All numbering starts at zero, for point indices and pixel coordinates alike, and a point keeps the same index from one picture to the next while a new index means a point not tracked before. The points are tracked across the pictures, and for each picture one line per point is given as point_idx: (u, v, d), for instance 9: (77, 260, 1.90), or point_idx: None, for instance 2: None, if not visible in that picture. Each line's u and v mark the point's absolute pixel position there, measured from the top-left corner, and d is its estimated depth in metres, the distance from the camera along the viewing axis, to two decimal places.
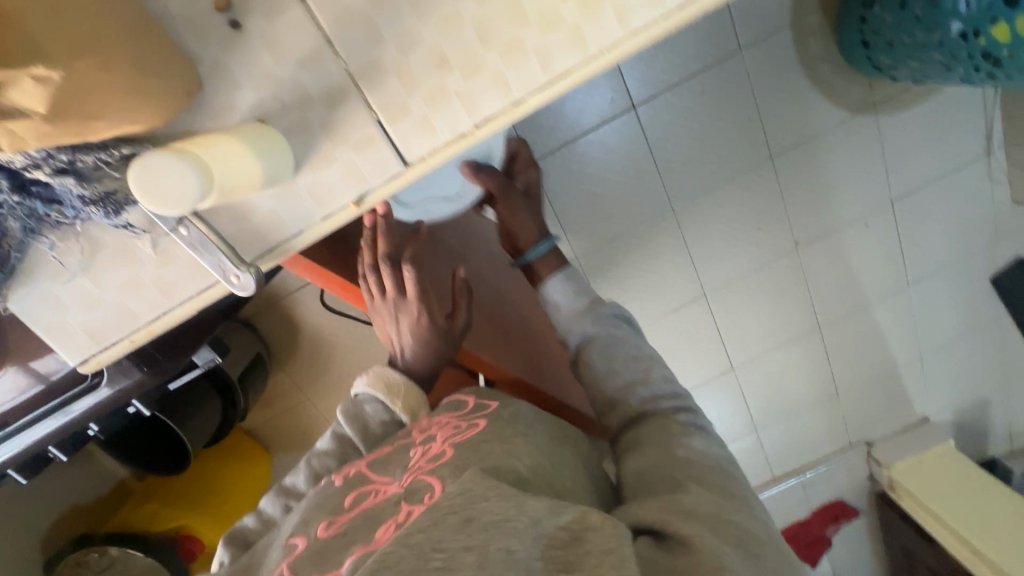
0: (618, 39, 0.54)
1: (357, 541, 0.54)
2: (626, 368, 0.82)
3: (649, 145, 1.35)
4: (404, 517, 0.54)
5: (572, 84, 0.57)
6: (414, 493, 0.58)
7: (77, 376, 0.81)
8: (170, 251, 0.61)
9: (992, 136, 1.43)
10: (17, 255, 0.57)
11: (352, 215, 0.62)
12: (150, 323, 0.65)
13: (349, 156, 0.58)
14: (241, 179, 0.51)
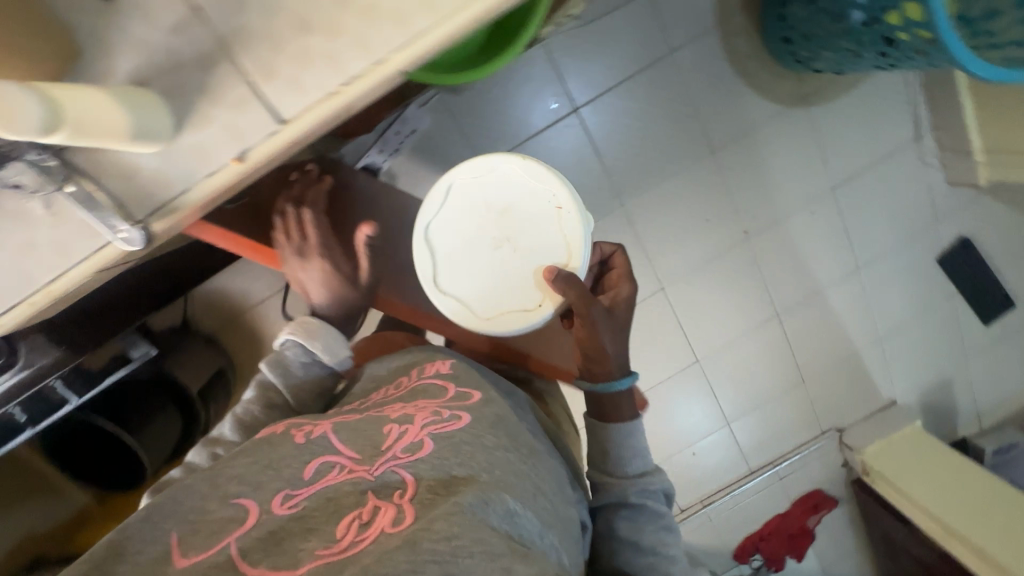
0: None
1: (315, 538, 0.51)
2: (652, 545, 0.79)
3: (593, 144, 1.40)
4: (367, 515, 0.52)
5: (445, 36, 0.51)
6: (385, 488, 0.56)
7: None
8: (63, 209, 0.56)
9: (919, 123, 1.51)
10: None
11: (236, 174, 0.56)
12: (49, 284, 0.59)
13: (226, 115, 0.54)
14: (105, 124, 0.48)
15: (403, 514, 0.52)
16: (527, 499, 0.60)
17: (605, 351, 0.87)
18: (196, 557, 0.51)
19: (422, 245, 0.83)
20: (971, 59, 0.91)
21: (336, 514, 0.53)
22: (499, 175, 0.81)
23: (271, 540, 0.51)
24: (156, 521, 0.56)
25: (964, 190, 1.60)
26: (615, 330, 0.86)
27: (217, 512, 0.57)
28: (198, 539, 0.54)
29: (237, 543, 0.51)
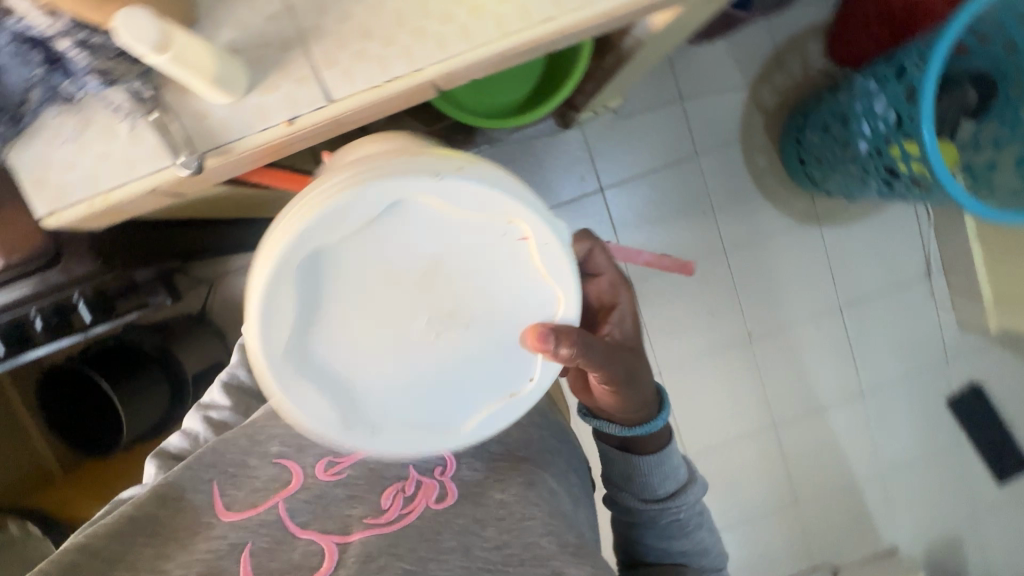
0: (553, 14, 0.50)
1: (362, 505, 0.66)
2: (693, 554, 0.80)
3: (613, 223, 1.49)
4: (411, 490, 0.67)
5: (521, 47, 0.51)
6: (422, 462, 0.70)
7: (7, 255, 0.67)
8: (141, 136, 0.49)
9: (930, 260, 1.56)
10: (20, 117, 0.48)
11: (284, 136, 0.50)
12: (110, 192, 0.50)
13: (291, 87, 0.49)
14: (196, 61, 0.42)
15: (445, 490, 0.68)
16: (557, 474, 0.73)
17: (634, 408, 0.73)
18: (243, 513, 0.65)
19: (313, 383, 0.55)
20: (962, 193, 0.97)
21: (380, 484, 0.68)
22: (363, 221, 0.50)
23: (316, 504, 0.66)
24: (199, 468, 0.68)
25: (976, 335, 1.59)
26: (636, 379, 0.70)
27: (260, 469, 0.69)
28: (239, 494, 0.67)
29: (285, 506, 0.65)
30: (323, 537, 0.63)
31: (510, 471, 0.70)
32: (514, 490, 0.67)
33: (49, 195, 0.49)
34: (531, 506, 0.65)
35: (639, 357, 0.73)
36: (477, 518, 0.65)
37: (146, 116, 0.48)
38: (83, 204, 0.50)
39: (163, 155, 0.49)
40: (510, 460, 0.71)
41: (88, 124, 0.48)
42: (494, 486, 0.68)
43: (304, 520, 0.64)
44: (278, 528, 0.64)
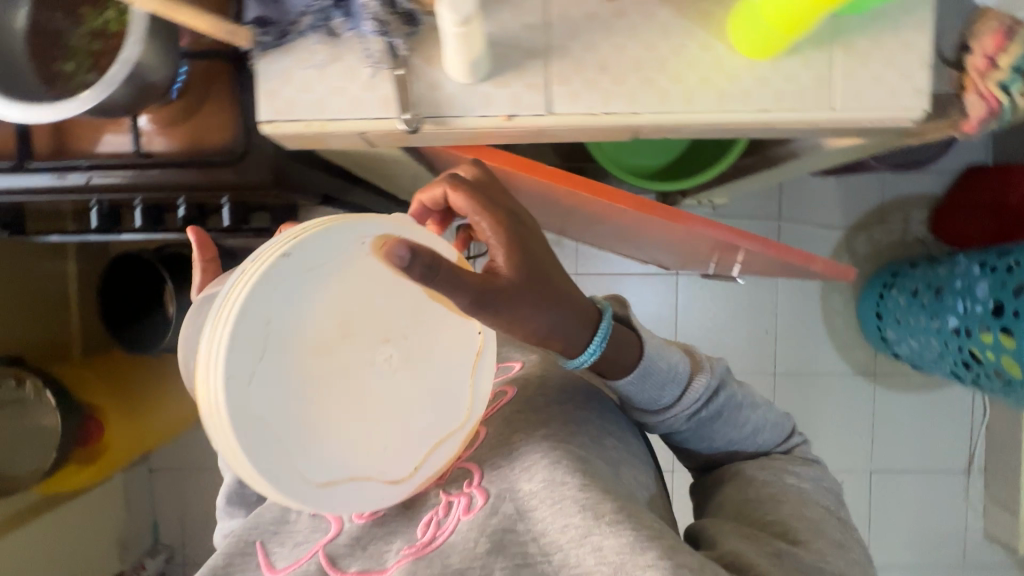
0: (769, 107, 0.54)
1: (398, 538, 0.58)
2: (745, 433, 0.69)
3: (675, 307, 1.50)
4: (443, 512, 0.58)
5: (730, 124, 0.55)
6: (454, 482, 0.61)
7: (186, 152, 0.64)
8: (377, 85, 0.53)
9: (972, 457, 1.50)
10: (287, 31, 0.52)
11: (495, 127, 0.54)
12: (328, 121, 0.54)
13: (520, 88, 0.53)
14: (475, 41, 0.47)
15: (475, 498, 0.58)
16: (589, 445, 0.60)
17: (548, 341, 0.55)
18: (288, 566, 0.60)
19: (351, 464, 0.49)
20: None
21: (415, 514, 0.60)
22: (250, 342, 0.42)
23: (358, 544, 0.59)
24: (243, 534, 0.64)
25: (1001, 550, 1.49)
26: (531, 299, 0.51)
27: (298, 523, 0.64)
28: (284, 549, 0.62)
29: (325, 552, 0.59)
30: None
31: (528, 455, 0.59)
32: (539, 475, 0.57)
33: (275, 105, 0.53)
34: (562, 483, 0.54)
35: (539, 270, 0.52)
36: (508, 516, 0.56)
37: (392, 70, 0.52)
38: (302, 123, 0.54)
39: (389, 109, 0.53)
40: (529, 439, 0.60)
41: (336, 59, 0.53)
42: (518, 477, 0.58)
43: (346, 563, 0.58)
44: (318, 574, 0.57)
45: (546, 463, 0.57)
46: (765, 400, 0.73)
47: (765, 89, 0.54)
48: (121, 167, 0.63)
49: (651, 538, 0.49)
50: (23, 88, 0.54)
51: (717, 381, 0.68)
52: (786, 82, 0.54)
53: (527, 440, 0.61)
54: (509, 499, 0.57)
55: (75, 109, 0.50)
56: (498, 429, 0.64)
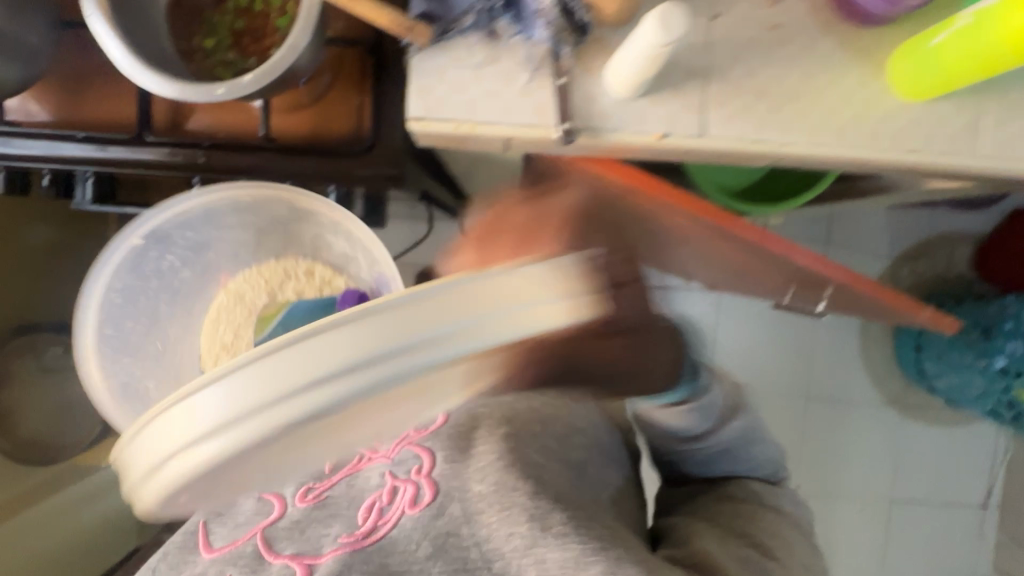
0: (921, 148, 0.54)
1: (336, 524, 0.57)
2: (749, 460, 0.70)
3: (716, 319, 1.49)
4: (385, 498, 0.57)
5: (880, 160, 0.55)
6: (402, 467, 0.58)
7: (307, 139, 0.62)
8: (534, 92, 0.52)
9: (989, 493, 1.52)
10: (450, 27, 0.51)
11: (647, 144, 0.53)
12: (480, 123, 0.52)
13: (675, 108, 0.53)
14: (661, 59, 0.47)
15: (421, 491, 0.55)
16: (542, 447, 0.58)
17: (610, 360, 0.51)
18: (224, 548, 0.63)
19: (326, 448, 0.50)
20: None
21: (358, 499, 0.59)
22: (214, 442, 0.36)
23: (297, 528, 0.59)
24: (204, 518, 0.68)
25: None
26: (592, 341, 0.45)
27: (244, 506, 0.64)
28: (223, 530, 0.64)
29: (264, 535, 0.60)
30: (296, 561, 0.56)
31: (482, 450, 0.56)
32: (492, 476, 0.53)
33: (428, 103, 0.52)
34: (514, 489, 0.51)
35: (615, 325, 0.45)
36: (455, 518, 0.52)
37: (554, 78, 0.51)
38: (453, 123, 0.52)
39: (543, 116, 0.52)
40: (487, 435, 0.57)
41: (495, 61, 0.52)
42: (470, 474, 0.54)
43: (282, 546, 0.58)
44: (253, 557, 0.59)
45: (500, 464, 0.54)
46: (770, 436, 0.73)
47: (919, 129, 0.54)
48: (240, 149, 0.60)
49: (598, 551, 0.48)
50: (166, 60, 0.52)
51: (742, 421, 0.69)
52: (939, 124, 0.54)
53: (484, 442, 0.57)
54: (457, 500, 0.53)
55: (231, 94, 0.48)
56: (459, 414, 0.61)
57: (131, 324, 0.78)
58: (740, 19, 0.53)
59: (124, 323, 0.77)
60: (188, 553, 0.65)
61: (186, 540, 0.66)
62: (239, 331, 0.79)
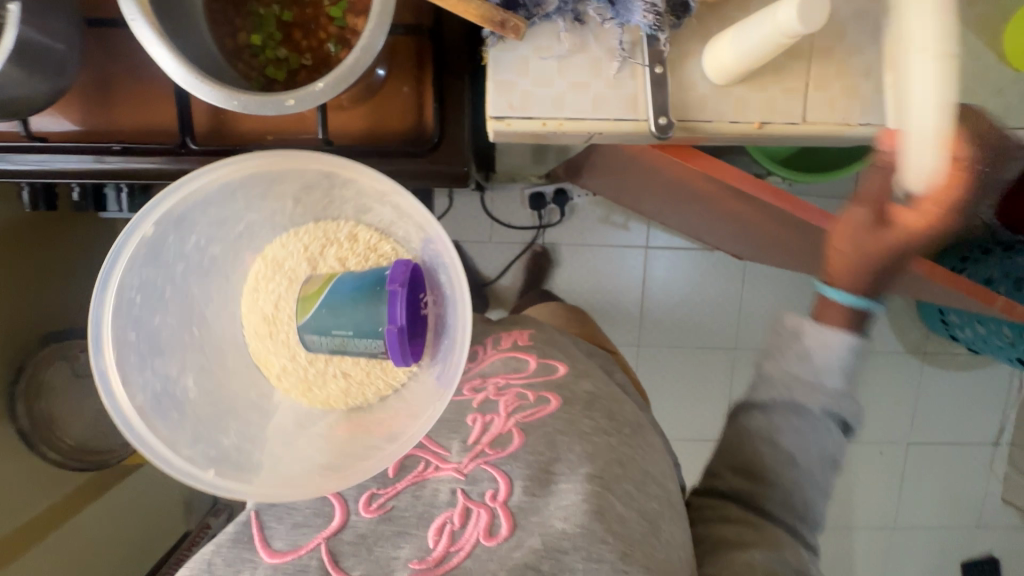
0: None
1: (409, 544, 0.51)
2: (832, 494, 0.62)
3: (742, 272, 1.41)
4: (460, 520, 0.51)
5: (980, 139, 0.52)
6: (476, 488, 0.53)
7: (364, 140, 0.57)
8: (625, 84, 0.48)
9: (1001, 431, 1.58)
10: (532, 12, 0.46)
11: (745, 134, 0.49)
12: (567, 119, 0.48)
13: (776, 92, 0.49)
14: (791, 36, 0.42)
15: (499, 523, 0.51)
16: (627, 495, 0.52)
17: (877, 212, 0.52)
18: (286, 555, 0.52)
19: None
20: None
21: (427, 515, 0.52)
22: None
23: (364, 544, 0.52)
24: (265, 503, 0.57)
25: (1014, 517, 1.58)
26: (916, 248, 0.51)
27: (305, 501, 0.56)
28: (283, 529, 0.54)
29: (329, 547, 0.51)
30: None
31: (568, 493, 0.51)
32: (578, 518, 0.49)
33: (511, 100, 0.48)
34: (600, 540, 0.48)
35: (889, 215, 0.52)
36: (534, 551, 0.48)
37: (650, 67, 0.47)
38: (540, 122, 0.48)
39: (635, 110, 0.48)
40: (569, 473, 0.53)
41: (581, 50, 0.47)
42: (552, 513, 0.50)
43: (350, 566, 0.50)
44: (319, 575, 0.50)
45: (585, 501, 0.50)
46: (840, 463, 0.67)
47: None
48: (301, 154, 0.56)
49: None
50: (213, 66, 0.47)
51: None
52: None
53: (568, 478, 0.53)
54: (538, 533, 0.49)
55: (304, 105, 0.43)
56: (538, 445, 0.55)
57: (158, 320, 0.56)
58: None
59: (150, 319, 0.55)
60: (244, 549, 0.53)
61: (239, 532, 0.54)
62: (280, 304, 0.61)
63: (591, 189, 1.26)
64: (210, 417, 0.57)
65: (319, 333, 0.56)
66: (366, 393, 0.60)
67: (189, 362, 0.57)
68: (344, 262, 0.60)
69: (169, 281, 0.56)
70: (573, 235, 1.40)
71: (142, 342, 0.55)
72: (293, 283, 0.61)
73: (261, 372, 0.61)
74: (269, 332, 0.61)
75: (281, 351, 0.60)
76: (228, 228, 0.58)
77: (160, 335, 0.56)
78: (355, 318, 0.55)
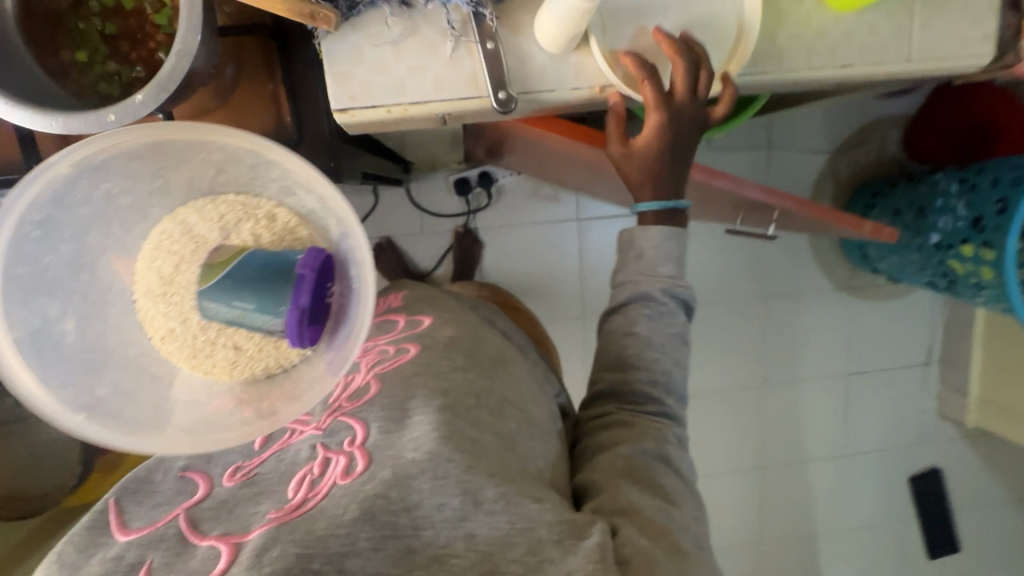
0: (851, 64, 0.54)
1: (268, 501, 0.48)
2: None
3: None
4: (319, 468, 0.49)
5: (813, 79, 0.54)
6: (334, 439, 0.52)
7: None
8: (461, 62, 0.48)
9: (931, 351, 1.59)
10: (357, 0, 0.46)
11: (589, 100, 0.51)
12: (411, 103, 0.49)
13: (614, 56, 0.50)
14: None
15: (355, 462, 0.49)
16: (486, 415, 0.53)
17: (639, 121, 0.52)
18: (142, 531, 0.48)
19: None
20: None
21: (289, 472, 0.50)
22: None
23: (222, 509, 0.49)
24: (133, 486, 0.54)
25: (954, 432, 1.61)
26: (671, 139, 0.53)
27: (165, 483, 0.54)
28: (142, 511, 0.51)
29: (188, 516, 0.48)
30: (223, 539, 0.44)
31: (417, 424, 0.50)
32: (426, 444, 0.48)
33: (351, 91, 0.48)
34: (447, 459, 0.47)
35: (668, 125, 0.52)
36: (384, 481, 0.45)
37: (481, 44, 0.47)
38: (383, 109, 0.48)
39: (477, 87, 0.49)
40: (421, 406, 0.52)
41: (413, 33, 0.48)
42: (403, 445, 0.49)
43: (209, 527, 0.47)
44: (177, 540, 0.46)
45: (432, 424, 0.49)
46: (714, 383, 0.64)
47: (846, 41, 0.54)
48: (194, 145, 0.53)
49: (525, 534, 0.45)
50: (2, 50, 0.45)
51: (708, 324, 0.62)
52: (866, 36, 0.54)
53: (419, 411, 0.52)
54: (390, 465, 0.47)
55: (124, 120, 0.42)
56: (394, 390, 0.55)
57: (50, 260, 0.50)
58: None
59: (40, 257, 0.49)
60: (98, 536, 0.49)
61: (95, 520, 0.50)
62: (179, 268, 0.55)
63: (513, 167, 1.27)
64: (89, 360, 0.52)
65: (218, 300, 0.51)
66: (257, 367, 0.54)
67: (76, 308, 0.52)
68: (256, 238, 0.54)
69: (64, 227, 0.50)
70: (502, 217, 1.41)
71: (27, 281, 0.49)
72: (200, 247, 0.55)
73: (145, 331, 0.55)
74: (164, 290, 0.54)
75: (172, 314, 0.54)
76: (141, 185, 0.52)
77: (50, 277, 0.50)
78: (259, 291, 0.50)
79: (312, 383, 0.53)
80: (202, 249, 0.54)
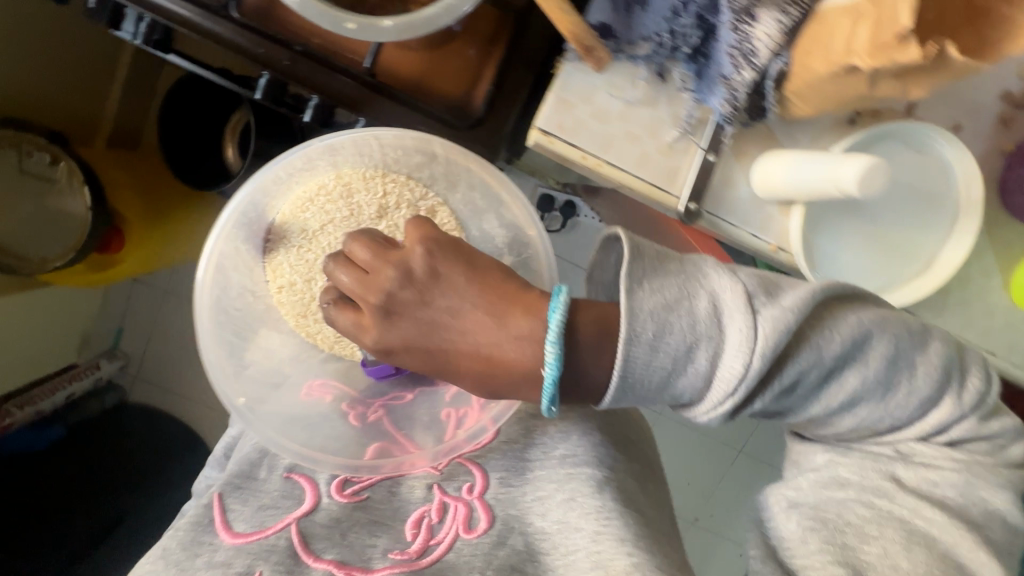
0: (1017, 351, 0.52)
1: (384, 537, 0.59)
2: None
3: None
4: (438, 515, 0.59)
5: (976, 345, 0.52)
6: (452, 483, 0.61)
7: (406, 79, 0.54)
8: (674, 155, 0.47)
9: None
10: (620, 50, 0.45)
11: (760, 252, 0.50)
12: (608, 162, 0.47)
13: (810, 229, 0.49)
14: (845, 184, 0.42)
15: (477, 518, 0.59)
16: (614, 464, 0.61)
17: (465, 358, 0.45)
18: (249, 535, 0.58)
19: None
20: None
21: (402, 512, 0.60)
22: None
23: (337, 530, 0.59)
24: (236, 483, 0.63)
25: None
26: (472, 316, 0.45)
27: (271, 484, 0.63)
28: (246, 512, 0.60)
29: (299, 529, 0.59)
30: (340, 570, 0.56)
31: (543, 481, 0.60)
32: (556, 513, 0.58)
33: (565, 119, 0.46)
34: (575, 529, 0.56)
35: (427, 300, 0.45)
36: (517, 552, 0.58)
37: (704, 152, 0.47)
38: (581, 154, 0.47)
39: (675, 185, 0.47)
40: (546, 442, 0.62)
41: (649, 105, 0.46)
42: (531, 508, 0.60)
43: (332, 556, 0.57)
44: (288, 556, 0.57)
45: (561, 483, 0.59)
46: (901, 332, 0.46)
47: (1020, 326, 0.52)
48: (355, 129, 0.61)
49: None
50: None
51: (761, 313, 0.42)
52: None
53: (543, 457, 0.62)
54: (518, 532, 0.59)
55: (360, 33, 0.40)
56: (512, 432, 0.64)
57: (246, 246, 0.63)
58: (900, 155, 0.48)
59: (238, 243, 0.62)
60: (202, 534, 0.59)
61: (200, 516, 0.60)
62: (326, 225, 0.64)
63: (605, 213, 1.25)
64: (244, 322, 0.64)
65: None
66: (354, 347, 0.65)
67: (240, 262, 0.63)
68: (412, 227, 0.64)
69: (260, 204, 0.62)
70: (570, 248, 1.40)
71: (229, 261, 0.62)
72: (353, 216, 0.64)
73: (266, 274, 0.65)
74: (301, 244, 0.65)
75: (298, 271, 0.65)
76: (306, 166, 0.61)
77: (240, 254, 0.63)
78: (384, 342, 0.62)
79: (429, 421, 0.64)
80: (356, 219, 0.64)
